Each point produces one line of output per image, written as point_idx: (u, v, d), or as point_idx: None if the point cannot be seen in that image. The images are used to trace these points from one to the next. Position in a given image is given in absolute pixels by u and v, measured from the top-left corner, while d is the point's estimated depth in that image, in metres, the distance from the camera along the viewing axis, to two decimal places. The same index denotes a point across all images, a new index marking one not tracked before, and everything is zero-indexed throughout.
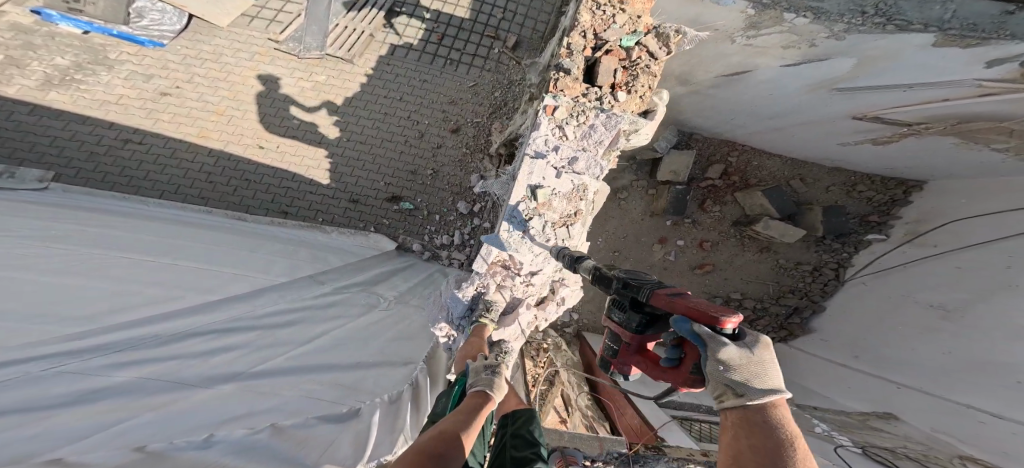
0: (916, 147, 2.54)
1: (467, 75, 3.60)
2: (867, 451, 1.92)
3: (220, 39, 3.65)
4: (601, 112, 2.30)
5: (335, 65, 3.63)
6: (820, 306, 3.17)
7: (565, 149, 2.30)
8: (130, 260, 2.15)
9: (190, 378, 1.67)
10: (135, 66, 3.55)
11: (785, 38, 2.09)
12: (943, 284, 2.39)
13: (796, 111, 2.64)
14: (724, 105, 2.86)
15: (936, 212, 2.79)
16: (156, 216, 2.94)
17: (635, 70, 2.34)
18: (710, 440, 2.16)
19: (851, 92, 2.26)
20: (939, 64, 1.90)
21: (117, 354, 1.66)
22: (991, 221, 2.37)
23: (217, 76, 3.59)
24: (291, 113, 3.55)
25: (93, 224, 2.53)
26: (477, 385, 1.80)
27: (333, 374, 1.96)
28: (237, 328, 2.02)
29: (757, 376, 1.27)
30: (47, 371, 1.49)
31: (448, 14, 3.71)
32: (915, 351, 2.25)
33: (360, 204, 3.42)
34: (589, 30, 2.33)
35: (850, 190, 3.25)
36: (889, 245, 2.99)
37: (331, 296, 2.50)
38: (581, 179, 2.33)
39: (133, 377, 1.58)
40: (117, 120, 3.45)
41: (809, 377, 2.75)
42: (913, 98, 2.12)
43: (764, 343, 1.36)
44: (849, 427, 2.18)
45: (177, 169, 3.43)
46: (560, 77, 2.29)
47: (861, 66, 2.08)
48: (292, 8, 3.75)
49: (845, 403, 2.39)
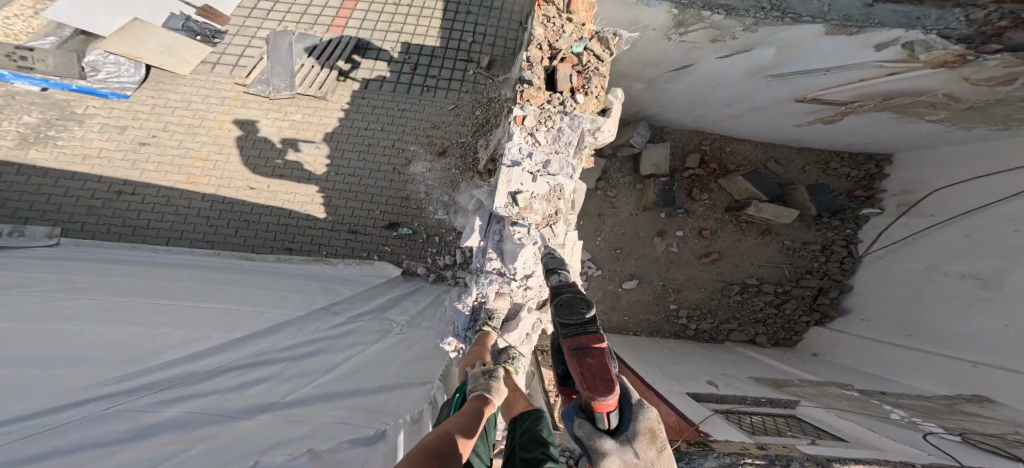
0: (860, 123, 2.70)
1: (446, 99, 3.61)
2: (968, 439, 1.75)
3: (185, 86, 3.64)
4: (564, 115, 2.23)
5: (308, 103, 3.63)
6: (846, 284, 3.20)
7: (539, 154, 2.18)
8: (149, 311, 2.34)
9: (233, 411, 1.87)
10: (104, 118, 3.52)
11: (710, 33, 2.20)
12: (958, 251, 2.49)
13: (744, 98, 2.73)
14: (681, 97, 2.93)
15: (915, 183, 2.95)
16: (172, 262, 3.09)
17: (587, 73, 2.34)
18: (765, 432, 2.01)
19: (784, 77, 2.37)
20: (838, 50, 2.11)
21: (169, 390, 1.90)
22: (979, 183, 2.50)
23: (190, 123, 3.56)
24: (273, 153, 3.53)
25: (103, 280, 2.65)
26: (477, 389, 1.75)
27: (359, 399, 2.09)
28: (262, 361, 2.21)
29: (626, 395, 1.52)
30: (106, 410, 1.72)
31: (418, 45, 3.76)
32: (975, 324, 2.25)
33: (359, 234, 3.39)
34: (543, 42, 2.35)
35: (825, 167, 3.34)
36: (886, 219, 3.08)
37: (348, 325, 2.64)
38: (556, 180, 2.18)
39: (184, 412, 1.80)
40: (107, 173, 3.43)
41: (862, 360, 2.78)
42: (836, 80, 2.28)
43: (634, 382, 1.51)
44: (937, 412, 2.09)
45: (175, 216, 3.41)
46: (524, 88, 2.26)
47: (781, 54, 2.24)
48: (253, 52, 3.77)
49: (921, 387, 2.34)
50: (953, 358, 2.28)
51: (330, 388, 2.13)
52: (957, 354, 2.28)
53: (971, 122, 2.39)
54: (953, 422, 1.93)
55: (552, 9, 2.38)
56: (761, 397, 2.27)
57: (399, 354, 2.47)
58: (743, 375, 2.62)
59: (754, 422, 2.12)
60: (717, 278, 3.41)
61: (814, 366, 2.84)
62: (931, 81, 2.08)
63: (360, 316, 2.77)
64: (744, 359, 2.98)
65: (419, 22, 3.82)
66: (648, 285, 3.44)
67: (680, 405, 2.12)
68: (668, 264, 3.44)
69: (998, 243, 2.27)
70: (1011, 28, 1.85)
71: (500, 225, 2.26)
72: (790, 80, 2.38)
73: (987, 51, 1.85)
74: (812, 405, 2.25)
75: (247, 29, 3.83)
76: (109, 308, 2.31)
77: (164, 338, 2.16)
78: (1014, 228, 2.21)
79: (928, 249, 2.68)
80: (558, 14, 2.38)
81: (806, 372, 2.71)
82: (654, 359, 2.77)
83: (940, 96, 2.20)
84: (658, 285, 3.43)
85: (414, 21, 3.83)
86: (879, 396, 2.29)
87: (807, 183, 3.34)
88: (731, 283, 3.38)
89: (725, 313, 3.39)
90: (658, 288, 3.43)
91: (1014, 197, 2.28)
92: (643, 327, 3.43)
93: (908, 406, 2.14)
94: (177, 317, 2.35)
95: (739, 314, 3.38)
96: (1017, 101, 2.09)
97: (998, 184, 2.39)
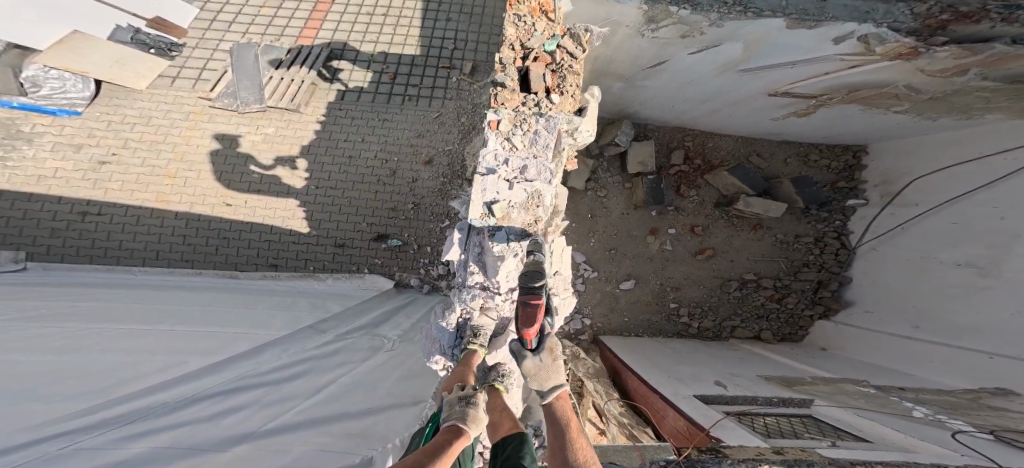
0: (835, 115, 2.74)
1: (430, 107, 3.55)
2: (1000, 436, 1.65)
3: (143, 102, 3.52)
4: (540, 117, 2.14)
5: (281, 115, 3.54)
6: (844, 276, 3.23)
7: (515, 161, 2.07)
8: (121, 336, 2.25)
9: (202, 444, 1.81)
10: (55, 137, 3.38)
11: (679, 28, 2.19)
12: (948, 240, 2.52)
13: (722, 91, 2.72)
14: (661, 94, 2.93)
15: (896, 174, 3.01)
16: (145, 284, 3.00)
17: (562, 71, 2.29)
18: (779, 436, 1.99)
19: (753, 71, 2.39)
20: (802, 45, 2.13)
21: (135, 425, 1.86)
22: (958, 170, 2.54)
23: (155, 140, 3.44)
24: (248, 168, 3.43)
25: (64, 306, 2.51)
26: (449, 419, 1.73)
27: (344, 423, 2.01)
28: (243, 386, 2.15)
29: (546, 380, 1.88)
30: (63, 449, 1.69)
31: (395, 54, 3.70)
32: (981, 313, 2.23)
33: (347, 247, 3.31)
34: (515, 42, 2.32)
35: (806, 160, 3.39)
36: (873, 209, 3.13)
37: (335, 344, 2.56)
38: (534, 185, 2.05)
39: (148, 448, 1.75)
40: (67, 194, 3.30)
41: (874, 353, 2.76)
42: (800, 73, 2.31)
43: (551, 349, 1.91)
44: (963, 408, 1.99)
45: (149, 235, 3.29)
46: (499, 91, 2.22)
47: (748, 49, 2.25)
48: (217, 65, 3.66)
49: (937, 380, 2.30)
50: (960, 347, 2.28)
51: (311, 416, 2.05)
52: (961, 344, 2.28)
53: (933, 112, 2.44)
54: (983, 418, 1.81)
55: (523, 8, 2.33)
56: (772, 397, 2.23)
57: (391, 371, 2.41)
58: (751, 374, 2.60)
59: (768, 424, 2.11)
60: (714, 276, 3.42)
61: (822, 362, 2.83)
62: (888, 73, 2.12)
63: (349, 332, 2.70)
64: (752, 358, 2.97)
65: (397, 31, 3.76)
66: (645, 285, 3.43)
67: (686, 407, 2.10)
68: (663, 263, 3.44)
69: (986, 230, 2.30)
70: (952, 21, 1.84)
71: (480, 236, 2.19)
72: (764, 74, 2.40)
73: (934, 44, 1.86)
74: (829, 403, 2.18)
75: (209, 41, 3.72)
76: (79, 335, 2.20)
77: (141, 364, 2.11)
78: (999, 216, 2.25)
79: (922, 238, 2.70)
80: (531, 12, 2.33)
81: (816, 370, 2.69)
82: (659, 361, 2.77)
83: (902, 88, 2.25)
84: (655, 284, 3.43)
85: (389, 31, 3.77)
86: (897, 393, 2.23)
87: (791, 176, 3.38)
88: (728, 279, 3.40)
89: (726, 309, 3.40)
90: (655, 286, 3.43)
91: (998, 183, 2.31)
92: (643, 328, 3.42)
93: (931, 403, 2.07)
94: (148, 342, 2.24)
95: (741, 311, 3.39)
96: (974, 90, 2.10)
97: (976, 171, 2.44)
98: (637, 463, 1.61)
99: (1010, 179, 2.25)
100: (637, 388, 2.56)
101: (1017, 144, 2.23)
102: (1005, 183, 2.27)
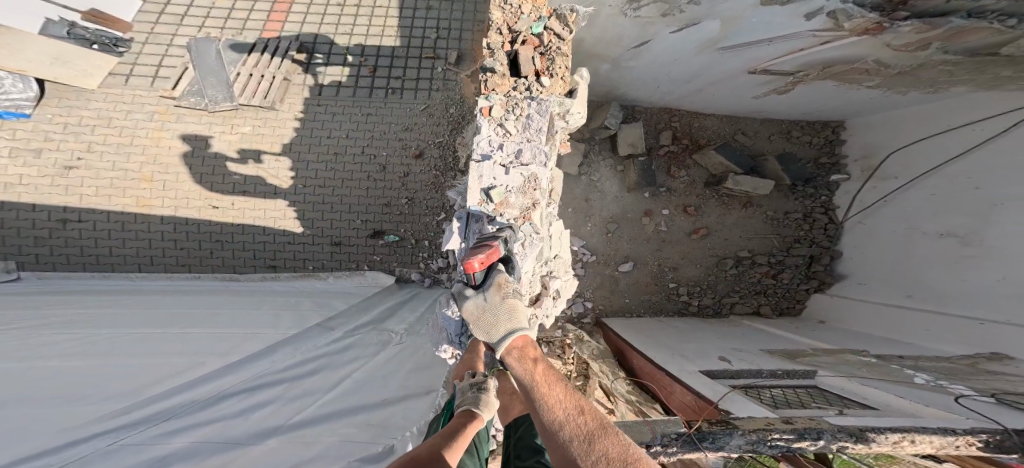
0: (810, 92, 2.81)
1: (416, 99, 3.43)
2: (1002, 399, 1.60)
3: (99, 101, 3.33)
4: (532, 100, 2.13)
5: (254, 114, 3.38)
6: (837, 250, 3.33)
7: (509, 146, 2.08)
8: (132, 336, 2.27)
9: (240, 438, 1.82)
10: (8, 141, 3.23)
11: (659, 6, 2.19)
12: (930, 210, 2.62)
13: (704, 71, 2.74)
14: (642, 74, 2.92)
15: (874, 147, 3.10)
16: (147, 288, 3.03)
17: (551, 53, 2.24)
18: (787, 406, 1.85)
19: (732, 49, 2.40)
20: (773, 21, 2.09)
21: (168, 422, 1.84)
22: (930, 142, 2.65)
23: (120, 141, 3.29)
24: (228, 169, 3.32)
25: (77, 307, 2.58)
26: (463, 405, 1.65)
27: (372, 413, 2.06)
28: (265, 383, 2.14)
29: (493, 325, 1.60)
30: (111, 445, 1.68)
31: (374, 46, 3.54)
32: (965, 281, 2.34)
33: (343, 245, 3.31)
34: (502, 25, 2.27)
35: (789, 136, 3.47)
36: (855, 183, 3.24)
37: (345, 341, 2.55)
38: (530, 169, 2.06)
39: (189, 443, 1.75)
40: (40, 200, 3.24)
41: (861, 323, 2.88)
42: (777, 51, 2.32)
43: (498, 285, 1.64)
44: (959, 373, 1.96)
45: (138, 241, 3.30)
46: (489, 77, 2.20)
47: (725, 26, 2.23)
48: (174, 61, 3.45)
49: (936, 348, 2.35)
50: (957, 316, 2.35)
51: (338, 406, 2.08)
52: (959, 312, 2.34)
53: (903, 86, 2.50)
54: (983, 383, 1.77)
55: None
56: (778, 369, 2.18)
57: (403, 363, 2.43)
58: (754, 349, 2.59)
59: (775, 396, 1.97)
60: (710, 253, 3.51)
61: (819, 333, 2.90)
62: (857, 48, 2.10)
63: (358, 329, 2.68)
64: (751, 331, 3.05)
65: (374, 21, 3.59)
66: (643, 266, 3.53)
67: (695, 383, 2.06)
68: (660, 242, 3.53)
69: (964, 200, 2.41)
70: None
71: (480, 223, 2.13)
72: (739, 52, 2.41)
73: (898, 19, 1.79)
74: (832, 374, 2.09)
75: (160, 37, 3.49)
76: (88, 339, 2.19)
77: (165, 366, 2.09)
78: (975, 186, 2.36)
79: (905, 209, 2.81)
80: None
81: (819, 341, 2.69)
82: (661, 340, 2.82)
83: (871, 62, 2.25)
84: (653, 264, 3.53)
85: (365, 22, 3.59)
86: (897, 362, 2.19)
87: (776, 152, 3.46)
88: (725, 257, 3.50)
89: (724, 287, 3.52)
90: (653, 267, 3.53)
91: (971, 151, 2.42)
92: (643, 308, 3.54)
93: (931, 370, 2.03)
94: (136, 346, 2.19)
95: (738, 287, 3.51)
96: (937, 64, 2.12)
97: (950, 142, 2.53)
98: (649, 437, 1.58)
99: (985, 146, 2.34)
100: (643, 365, 2.55)
101: (987, 114, 2.31)
102: (980, 151, 2.37)
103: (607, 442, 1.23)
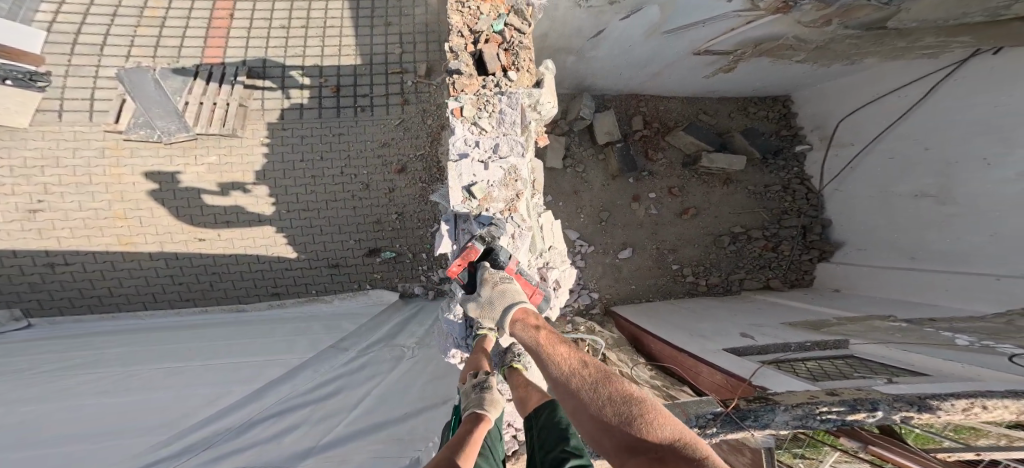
0: (750, 71, 2.95)
1: (389, 115, 3.21)
2: None
3: (37, 141, 2.98)
4: (501, 95, 2.07)
5: (217, 142, 3.13)
6: (825, 219, 3.47)
7: (485, 142, 2.04)
8: (137, 373, 2.20)
9: (277, 460, 1.88)
10: None
11: None
12: (895, 171, 2.76)
13: (659, 54, 2.73)
14: (610, 63, 2.89)
15: (823, 117, 3.31)
16: (152, 326, 2.90)
17: (514, 48, 2.19)
18: (827, 377, 1.90)
19: (678, 32, 2.41)
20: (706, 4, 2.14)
21: (209, 450, 1.92)
22: (874, 108, 2.84)
23: (77, 181, 3.01)
24: (205, 201, 3.12)
25: (89, 348, 2.51)
26: (468, 409, 1.54)
27: (395, 429, 2.09)
28: (293, 406, 2.17)
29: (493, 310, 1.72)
30: None
31: (333, 66, 3.25)
32: (950, 239, 2.43)
33: (342, 267, 3.23)
34: (463, 28, 2.19)
35: (746, 112, 3.60)
36: (819, 153, 3.41)
37: (360, 359, 2.49)
38: (508, 161, 2.03)
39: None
40: (18, 247, 3.02)
41: (873, 286, 2.94)
42: (712, 32, 2.40)
43: (484, 279, 1.80)
44: (1001, 332, 1.84)
45: (135, 279, 3.15)
46: (456, 79, 2.14)
47: (665, 10, 2.25)
48: (107, 93, 3.06)
49: (964, 307, 2.24)
50: (965, 272, 2.32)
51: (361, 424, 2.11)
52: (965, 269, 2.33)
53: (825, 60, 2.71)
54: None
55: None
56: (803, 343, 2.24)
57: (419, 374, 2.40)
58: (770, 324, 2.66)
59: (812, 368, 2.02)
60: (703, 232, 3.61)
61: (836, 302, 2.96)
62: (777, 26, 2.26)
63: (370, 347, 2.61)
64: (765, 306, 3.12)
65: (325, 42, 3.28)
66: (642, 252, 3.60)
67: (722, 362, 2.11)
68: (653, 226, 3.59)
69: (920, 160, 2.58)
70: None
71: (468, 223, 2.04)
72: (683, 34, 2.43)
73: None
74: (867, 343, 2.10)
75: (82, 68, 3.07)
76: (117, 376, 2.17)
77: (183, 400, 2.08)
78: (923, 147, 2.56)
79: (871, 173, 2.96)
80: None
81: (839, 310, 2.71)
82: (678, 325, 2.85)
83: (792, 40, 2.42)
84: (652, 249, 3.60)
85: (317, 43, 3.28)
86: (932, 325, 2.14)
87: (740, 129, 3.58)
88: (719, 235, 3.61)
89: (727, 264, 3.62)
90: (652, 251, 3.60)
91: (911, 113, 2.62)
92: (650, 292, 3.62)
93: (971, 331, 1.94)
94: (140, 385, 2.12)
95: (741, 263, 3.61)
96: (843, 39, 2.30)
97: (890, 105, 2.73)
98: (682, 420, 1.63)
99: (919, 106, 2.55)
100: (665, 348, 2.59)
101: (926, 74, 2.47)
102: (917, 111, 2.57)
103: (611, 384, 1.22)
